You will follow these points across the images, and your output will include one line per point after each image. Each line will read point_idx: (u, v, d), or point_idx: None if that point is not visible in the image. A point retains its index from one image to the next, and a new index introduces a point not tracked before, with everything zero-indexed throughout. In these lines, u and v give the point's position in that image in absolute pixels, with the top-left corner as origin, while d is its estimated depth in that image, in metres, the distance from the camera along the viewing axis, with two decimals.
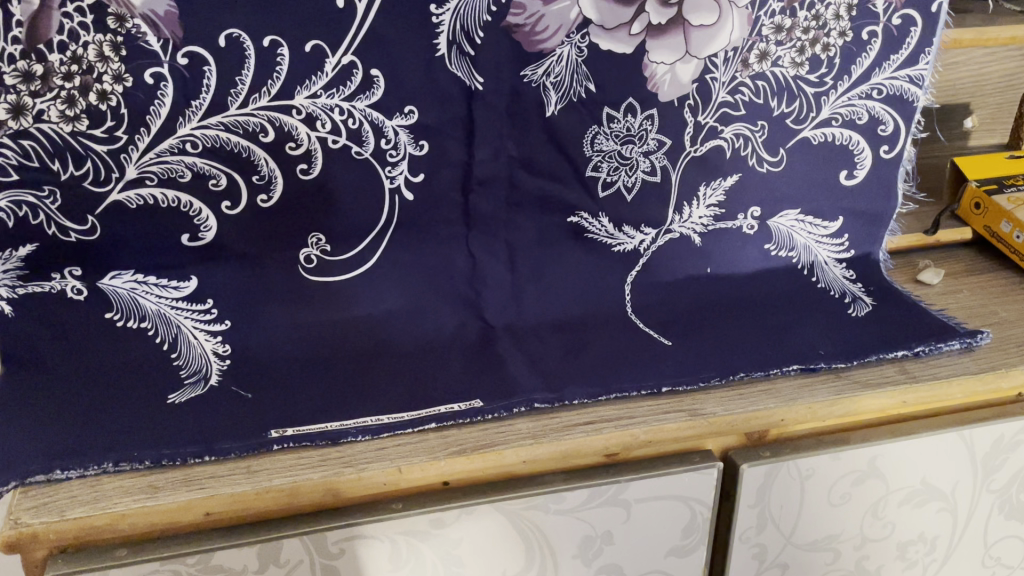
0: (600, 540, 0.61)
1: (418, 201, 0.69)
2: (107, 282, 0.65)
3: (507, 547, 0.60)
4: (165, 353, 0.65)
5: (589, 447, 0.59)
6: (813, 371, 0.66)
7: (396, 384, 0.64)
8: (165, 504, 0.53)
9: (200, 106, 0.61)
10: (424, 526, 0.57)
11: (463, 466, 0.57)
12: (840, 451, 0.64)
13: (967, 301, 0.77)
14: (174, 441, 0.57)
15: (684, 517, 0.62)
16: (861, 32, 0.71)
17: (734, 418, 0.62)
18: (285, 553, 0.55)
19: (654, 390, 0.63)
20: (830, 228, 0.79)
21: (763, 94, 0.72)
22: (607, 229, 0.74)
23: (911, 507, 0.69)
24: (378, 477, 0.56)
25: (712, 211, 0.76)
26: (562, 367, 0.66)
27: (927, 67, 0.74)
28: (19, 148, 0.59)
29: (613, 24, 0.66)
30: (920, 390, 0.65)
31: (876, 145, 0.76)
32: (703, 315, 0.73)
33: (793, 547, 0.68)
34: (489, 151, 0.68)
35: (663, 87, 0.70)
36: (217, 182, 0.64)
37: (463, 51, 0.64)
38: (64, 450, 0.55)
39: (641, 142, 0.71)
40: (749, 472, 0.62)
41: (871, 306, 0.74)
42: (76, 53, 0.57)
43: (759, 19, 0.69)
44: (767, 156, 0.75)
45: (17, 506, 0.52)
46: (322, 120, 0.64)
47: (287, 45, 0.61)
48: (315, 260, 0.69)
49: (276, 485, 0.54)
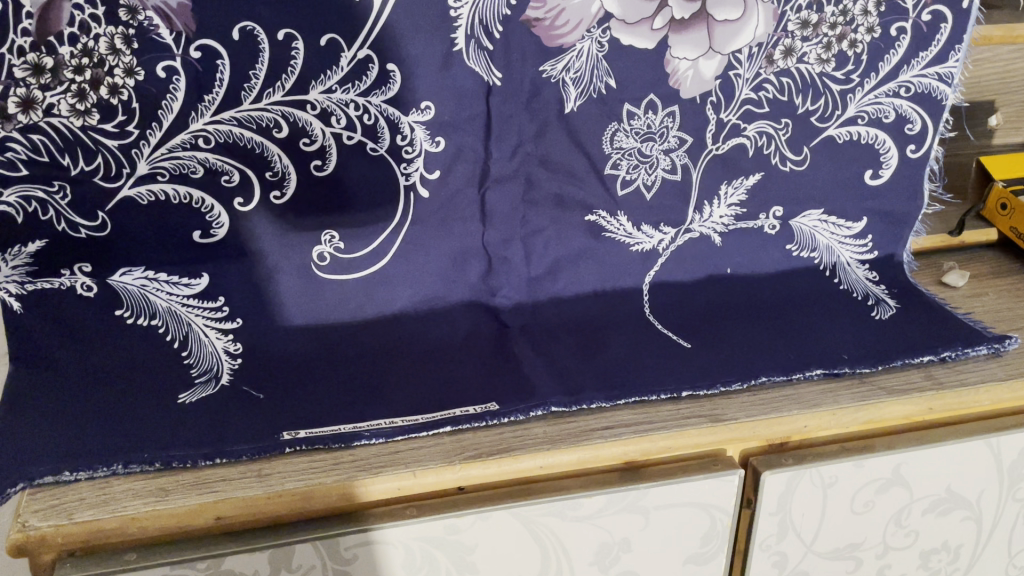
0: (617, 548, 0.60)
1: (433, 199, 0.68)
2: (118, 279, 0.64)
3: (522, 553, 0.58)
4: (176, 351, 0.64)
5: (605, 454, 0.58)
6: (836, 376, 0.64)
7: (410, 386, 0.63)
8: (174, 508, 0.51)
9: (214, 100, 0.60)
10: (440, 533, 0.55)
11: (479, 472, 0.56)
12: (863, 459, 0.62)
13: (992, 305, 0.75)
14: (185, 443, 0.56)
15: (703, 524, 0.61)
16: (889, 28, 0.69)
17: (757, 425, 0.60)
18: (297, 558, 0.54)
19: (673, 394, 0.62)
20: (853, 229, 0.77)
21: (788, 92, 0.70)
22: (625, 229, 0.73)
23: (935, 516, 0.68)
24: (393, 483, 0.54)
25: (733, 211, 0.74)
26: (579, 369, 0.64)
27: (957, 65, 0.71)
28: (28, 143, 0.58)
29: (635, 19, 0.65)
30: (948, 397, 0.63)
31: (903, 144, 0.74)
32: (721, 316, 0.72)
33: (814, 556, 0.66)
34: (506, 148, 0.67)
35: (685, 83, 0.68)
36: (230, 178, 0.63)
37: (481, 46, 0.63)
38: (72, 452, 0.54)
39: (661, 140, 0.70)
40: (771, 479, 0.60)
41: (895, 309, 0.72)
42: (86, 46, 0.56)
43: (785, 14, 0.67)
44: (791, 155, 0.73)
45: (24, 508, 0.51)
46: (337, 116, 0.63)
47: (301, 39, 0.59)
48: (328, 258, 0.67)
49: (289, 489, 0.53)
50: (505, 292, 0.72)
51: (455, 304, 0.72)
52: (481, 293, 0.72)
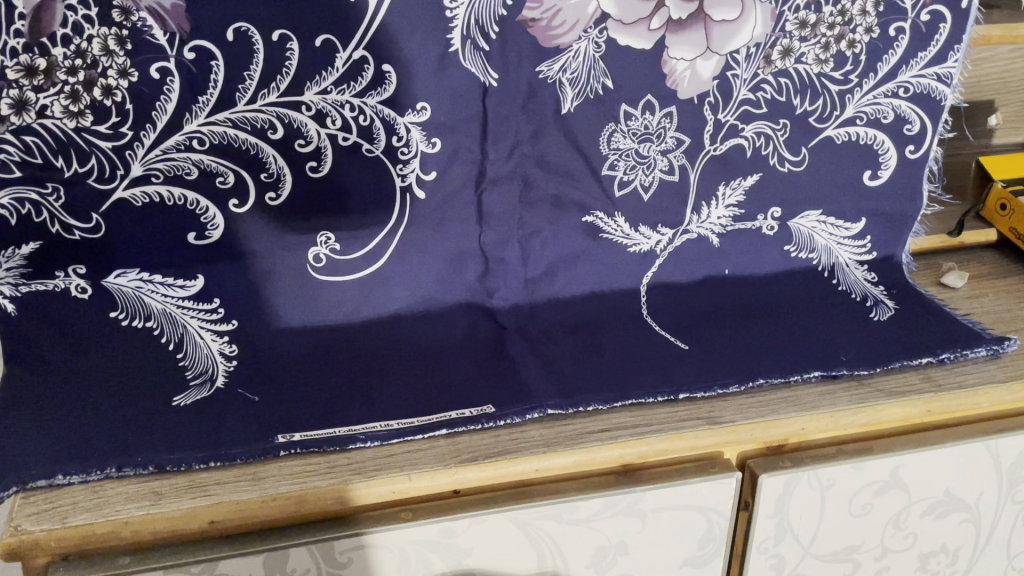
0: (614, 551, 0.60)
1: (429, 200, 0.67)
2: (113, 281, 0.63)
3: (519, 557, 0.58)
4: (171, 352, 0.64)
5: (602, 457, 0.57)
6: (835, 378, 0.64)
7: (407, 388, 0.63)
8: (167, 512, 0.51)
9: (208, 101, 0.59)
10: (435, 537, 0.55)
11: (475, 474, 0.56)
12: (861, 461, 0.62)
13: (991, 306, 0.75)
14: (179, 446, 0.55)
15: (700, 527, 0.61)
16: (888, 28, 0.68)
17: (755, 427, 0.59)
18: (292, 562, 0.53)
19: (670, 396, 0.61)
20: (852, 229, 0.76)
21: (786, 92, 0.70)
22: (623, 230, 0.72)
23: (934, 519, 0.67)
24: (388, 485, 0.54)
25: (731, 212, 0.74)
26: (576, 371, 0.64)
27: (956, 65, 0.71)
28: (22, 144, 0.58)
29: (632, 19, 0.64)
30: (946, 399, 0.63)
31: (902, 145, 0.74)
32: (719, 318, 0.71)
33: (812, 558, 0.66)
34: (503, 149, 0.67)
35: (682, 84, 0.67)
36: (225, 179, 0.63)
37: (477, 46, 0.62)
38: (65, 455, 0.54)
39: (659, 140, 0.69)
40: (768, 482, 0.60)
41: (893, 310, 0.72)
42: (80, 47, 0.56)
43: (783, 14, 0.66)
44: (789, 156, 0.72)
45: (17, 512, 0.51)
46: (332, 117, 0.62)
47: (296, 39, 0.59)
48: (324, 260, 0.67)
49: (283, 492, 0.53)
50: (502, 293, 0.72)
51: (452, 305, 0.71)
52: (478, 294, 0.72)
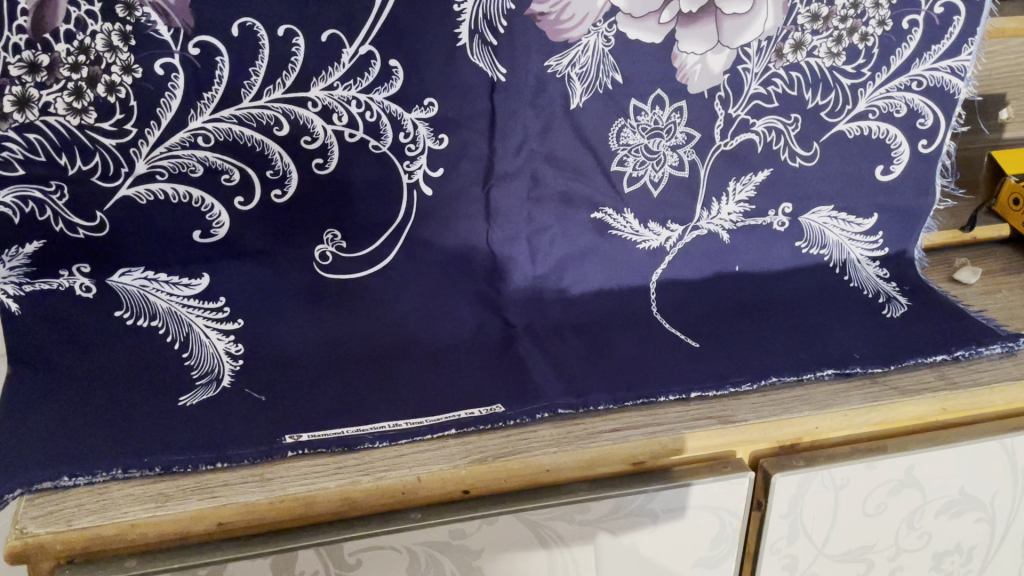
0: (625, 552, 0.59)
1: (436, 197, 0.67)
2: (118, 280, 0.63)
3: (528, 558, 0.57)
4: (176, 352, 0.62)
5: (615, 457, 0.56)
6: (848, 376, 0.63)
7: (415, 387, 0.62)
8: (174, 514, 0.51)
9: (213, 97, 0.59)
10: (445, 537, 0.54)
11: (484, 476, 0.55)
12: (875, 460, 0.61)
13: (1005, 302, 0.74)
14: (186, 447, 0.55)
15: (713, 528, 0.60)
16: (901, 21, 0.68)
17: (768, 426, 0.59)
18: (299, 565, 0.53)
19: (682, 395, 0.60)
20: (863, 225, 0.76)
21: (797, 86, 0.69)
22: (632, 227, 0.72)
23: (948, 518, 0.66)
24: (398, 486, 0.53)
25: (742, 208, 0.73)
26: (586, 369, 0.63)
27: (969, 58, 0.70)
28: (25, 142, 0.57)
29: (642, 12, 0.63)
30: (962, 397, 0.62)
31: (915, 139, 0.73)
32: (730, 315, 0.70)
33: (825, 558, 0.65)
34: (511, 145, 0.66)
35: (692, 78, 0.67)
36: (230, 177, 0.62)
37: (485, 41, 0.62)
38: (70, 457, 0.53)
39: (669, 135, 0.68)
40: (781, 481, 0.59)
41: (906, 306, 0.71)
42: (83, 43, 0.55)
43: (795, 6, 0.65)
44: (800, 151, 0.71)
45: (23, 514, 0.50)
46: (338, 113, 0.61)
47: (301, 35, 0.58)
48: (330, 257, 0.66)
49: (291, 494, 0.52)
50: (510, 291, 0.71)
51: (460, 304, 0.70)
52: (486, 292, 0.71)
